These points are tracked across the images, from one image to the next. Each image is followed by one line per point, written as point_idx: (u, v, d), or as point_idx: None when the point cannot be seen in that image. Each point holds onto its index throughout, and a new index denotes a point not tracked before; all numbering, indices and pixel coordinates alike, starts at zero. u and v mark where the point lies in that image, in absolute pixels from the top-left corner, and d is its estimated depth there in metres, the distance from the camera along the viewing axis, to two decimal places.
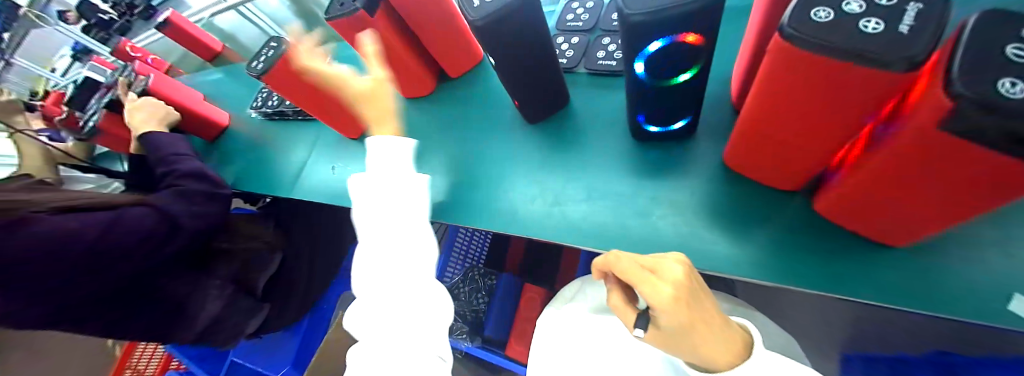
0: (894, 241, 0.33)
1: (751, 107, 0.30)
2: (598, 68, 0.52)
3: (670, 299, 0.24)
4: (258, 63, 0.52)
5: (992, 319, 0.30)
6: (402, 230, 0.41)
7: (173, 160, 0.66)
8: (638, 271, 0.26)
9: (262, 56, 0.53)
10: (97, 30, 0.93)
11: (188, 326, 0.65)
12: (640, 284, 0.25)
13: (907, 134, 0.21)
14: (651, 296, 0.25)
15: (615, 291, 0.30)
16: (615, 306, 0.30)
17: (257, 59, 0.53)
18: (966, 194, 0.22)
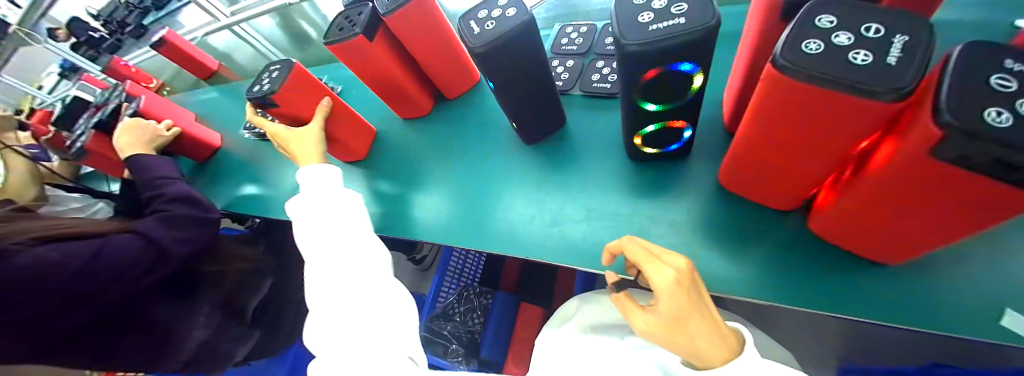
0: (888, 261, 0.33)
1: (742, 133, 0.30)
2: (593, 91, 0.52)
3: (671, 278, 0.27)
4: (262, 88, 0.50)
5: (992, 336, 0.30)
6: (365, 247, 0.44)
7: (161, 183, 0.62)
8: (646, 255, 0.30)
9: (265, 82, 0.50)
10: (86, 48, 0.90)
11: (174, 353, 0.61)
12: (647, 264, 0.29)
13: (898, 163, 0.21)
14: (654, 273, 0.28)
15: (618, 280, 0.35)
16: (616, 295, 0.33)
17: (260, 85, 0.50)
18: (957, 218, 0.22)
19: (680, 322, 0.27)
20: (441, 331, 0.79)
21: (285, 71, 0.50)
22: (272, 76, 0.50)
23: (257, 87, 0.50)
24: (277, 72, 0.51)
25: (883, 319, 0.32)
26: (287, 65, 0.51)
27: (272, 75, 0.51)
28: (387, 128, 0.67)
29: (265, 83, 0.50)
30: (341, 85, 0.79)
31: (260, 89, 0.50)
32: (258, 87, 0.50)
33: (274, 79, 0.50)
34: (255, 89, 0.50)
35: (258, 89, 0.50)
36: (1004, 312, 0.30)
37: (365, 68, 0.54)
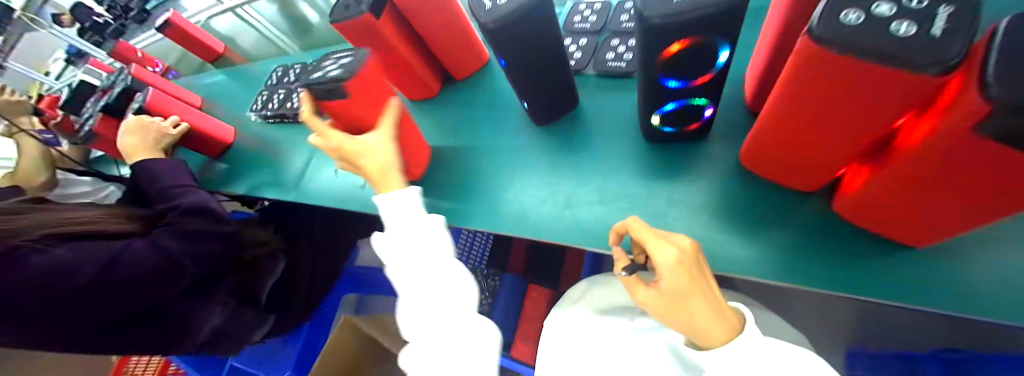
0: (915, 242, 0.32)
1: (770, 112, 0.29)
2: (607, 70, 0.51)
3: (673, 258, 0.27)
4: (329, 75, 0.41)
5: (1022, 320, 0.29)
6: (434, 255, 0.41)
7: (178, 193, 0.64)
8: (650, 234, 0.29)
9: (331, 71, 0.42)
10: (91, 34, 0.88)
11: (191, 338, 0.63)
12: (650, 243, 0.29)
13: (936, 143, 0.20)
14: (655, 252, 0.28)
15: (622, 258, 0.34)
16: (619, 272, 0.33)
17: (326, 73, 0.42)
18: (996, 199, 0.21)
19: (678, 301, 0.27)
20: None
21: (360, 60, 0.42)
22: (341, 66, 0.42)
23: (321, 76, 0.42)
24: (348, 61, 0.43)
25: (903, 302, 0.32)
26: (359, 54, 0.43)
27: (342, 65, 0.43)
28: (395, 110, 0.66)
29: (333, 71, 0.42)
30: None
31: (326, 78, 0.41)
32: (325, 76, 0.42)
33: (346, 67, 0.42)
34: (320, 78, 0.42)
35: (323, 78, 0.42)
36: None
37: (371, 47, 0.52)
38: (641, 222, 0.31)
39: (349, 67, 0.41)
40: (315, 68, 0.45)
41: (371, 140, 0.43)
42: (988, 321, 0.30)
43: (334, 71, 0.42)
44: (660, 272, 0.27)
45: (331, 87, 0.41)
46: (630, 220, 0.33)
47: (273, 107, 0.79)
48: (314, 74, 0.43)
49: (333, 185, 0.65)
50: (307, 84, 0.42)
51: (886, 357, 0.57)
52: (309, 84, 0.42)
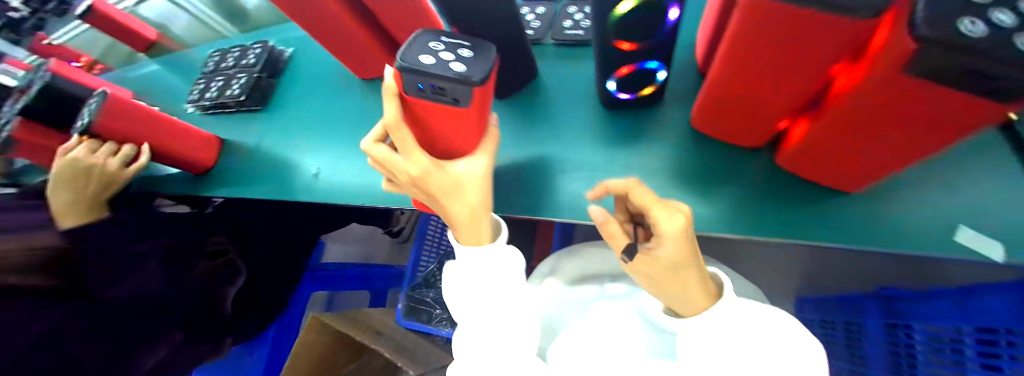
0: (848, 186, 0.34)
1: (719, 71, 0.29)
2: (565, 38, 0.50)
3: (679, 231, 0.27)
4: (455, 69, 0.25)
5: (943, 251, 0.32)
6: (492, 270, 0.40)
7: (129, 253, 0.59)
8: (656, 204, 0.29)
9: (448, 57, 0.26)
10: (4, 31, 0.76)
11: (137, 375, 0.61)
12: (659, 214, 0.28)
13: (870, 88, 0.21)
14: (664, 224, 0.27)
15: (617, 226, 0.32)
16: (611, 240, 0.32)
17: (442, 61, 0.25)
18: (920, 138, 0.22)
19: (676, 275, 0.28)
20: (424, 298, 0.80)
21: (494, 57, 0.27)
22: (468, 57, 0.26)
23: (430, 62, 0.25)
24: (465, 50, 0.27)
25: (847, 245, 0.34)
26: (483, 47, 0.28)
27: (459, 51, 0.27)
28: (347, 94, 0.66)
29: (457, 61, 0.25)
30: (293, 47, 0.75)
31: (446, 71, 0.25)
32: (453, 66, 0.25)
33: (465, 61, 0.26)
34: (427, 67, 0.25)
35: (428, 67, 0.25)
36: (954, 230, 0.32)
37: (310, 15, 0.50)
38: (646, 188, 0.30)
39: (483, 61, 0.26)
40: (418, 39, 0.27)
41: (464, 169, 0.35)
42: (914, 255, 0.32)
43: (456, 62, 0.26)
44: (661, 245, 0.27)
45: (461, 93, 0.26)
46: (631, 184, 0.31)
47: (211, 96, 0.72)
48: (423, 51, 0.26)
49: (286, 176, 0.61)
50: (420, 70, 0.25)
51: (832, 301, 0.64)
52: (419, 74, 0.25)
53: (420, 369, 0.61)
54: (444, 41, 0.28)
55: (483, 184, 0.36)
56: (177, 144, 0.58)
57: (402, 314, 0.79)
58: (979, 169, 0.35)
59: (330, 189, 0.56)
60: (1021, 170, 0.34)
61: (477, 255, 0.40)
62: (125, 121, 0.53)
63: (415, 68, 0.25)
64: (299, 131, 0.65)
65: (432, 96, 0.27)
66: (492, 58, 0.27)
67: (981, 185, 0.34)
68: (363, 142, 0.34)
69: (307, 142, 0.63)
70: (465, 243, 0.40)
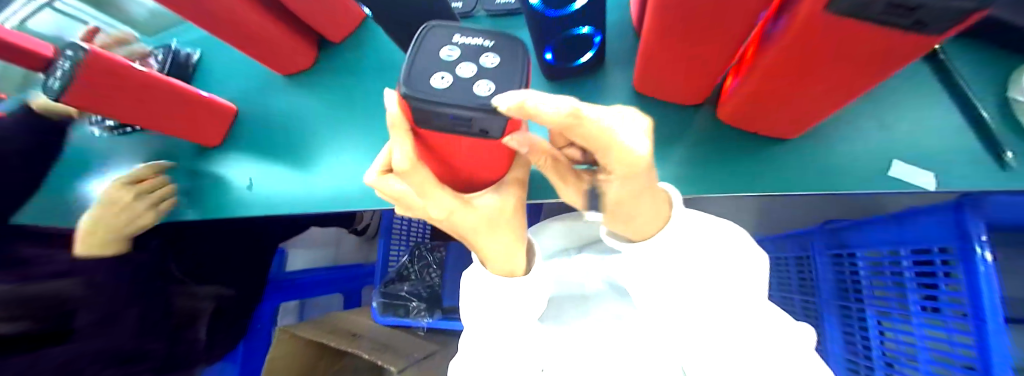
0: (788, 132, 0.35)
1: (649, 32, 0.27)
2: (496, 9, 0.48)
3: (638, 168, 0.17)
4: (481, 95, 0.14)
5: (870, 186, 0.35)
6: (514, 306, 0.31)
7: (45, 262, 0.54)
8: (613, 138, 0.15)
9: (468, 69, 0.15)
10: None
11: None
12: (615, 149, 0.15)
13: (794, 31, 0.19)
14: (619, 160, 0.16)
15: (542, 151, 0.20)
16: (549, 166, 0.21)
17: (462, 79, 0.15)
18: (851, 78, 0.22)
19: (639, 203, 0.21)
20: (400, 293, 0.81)
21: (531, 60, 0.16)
22: (498, 66, 0.15)
23: (447, 82, 0.14)
24: (492, 51, 0.16)
25: (779, 192, 0.37)
26: (516, 43, 0.16)
27: (481, 54, 0.16)
28: (272, 94, 0.60)
29: (483, 80, 0.15)
30: (199, 49, 0.68)
31: (469, 99, 0.14)
32: (479, 88, 0.15)
33: (491, 72, 0.15)
34: (437, 95, 0.14)
35: (436, 97, 0.14)
36: (891, 164, 0.35)
37: (213, 19, 0.42)
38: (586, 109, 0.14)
39: (522, 73, 0.16)
40: (422, 38, 0.16)
41: (491, 203, 0.24)
42: (843, 193, 0.35)
43: (483, 77, 0.15)
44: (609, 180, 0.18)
45: (494, 125, 0.15)
46: (565, 119, 0.13)
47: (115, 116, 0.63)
48: (428, 58, 0.15)
49: (238, 197, 0.57)
50: (424, 102, 0.14)
51: (783, 236, 0.70)
52: (427, 108, 0.14)
53: (404, 362, 0.61)
54: (457, 37, 0.16)
55: (518, 215, 0.26)
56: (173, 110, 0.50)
57: (377, 312, 0.78)
58: (904, 100, 0.36)
59: (285, 201, 0.54)
60: (945, 94, 0.36)
61: (514, 292, 0.30)
62: (108, 81, 0.43)
63: (419, 100, 0.14)
64: (233, 142, 0.60)
65: (447, 130, 0.16)
66: (528, 62, 0.16)
67: (904, 113, 0.36)
68: (368, 176, 0.25)
69: (245, 154, 0.59)
70: (496, 275, 0.30)
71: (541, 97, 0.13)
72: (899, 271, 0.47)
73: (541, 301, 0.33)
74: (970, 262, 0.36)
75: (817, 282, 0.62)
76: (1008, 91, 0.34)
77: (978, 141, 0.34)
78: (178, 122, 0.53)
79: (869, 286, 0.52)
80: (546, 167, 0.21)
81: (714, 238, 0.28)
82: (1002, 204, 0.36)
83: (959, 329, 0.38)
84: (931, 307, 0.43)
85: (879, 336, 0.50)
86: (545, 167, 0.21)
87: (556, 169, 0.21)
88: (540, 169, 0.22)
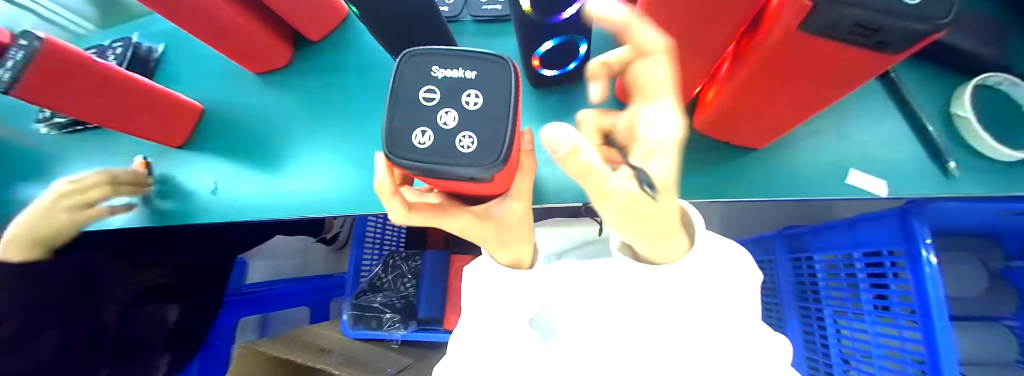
0: (758, 143, 0.38)
1: None
2: (482, 15, 0.51)
3: (672, 185, 0.15)
4: (464, 151, 0.15)
5: (827, 191, 0.38)
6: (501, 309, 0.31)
7: None
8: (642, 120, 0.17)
9: (450, 118, 0.15)
10: None
11: None
12: (640, 132, 0.16)
13: (763, 53, 0.21)
14: (659, 141, 0.15)
15: (592, 171, 0.13)
16: (590, 169, 0.13)
17: (442, 133, 0.15)
18: (819, 91, 0.24)
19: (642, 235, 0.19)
20: (372, 304, 0.76)
21: (513, 90, 0.16)
22: (478, 108, 0.16)
23: (428, 140, 0.15)
24: (472, 90, 0.16)
25: (753, 197, 0.39)
26: (500, 73, 0.17)
27: (462, 93, 0.16)
28: (241, 91, 0.57)
29: (465, 131, 0.15)
30: (163, 43, 0.65)
31: (452, 159, 0.15)
32: (461, 141, 0.15)
33: (471, 121, 0.16)
34: (419, 155, 0.15)
35: (418, 159, 0.15)
36: (847, 172, 0.38)
37: (190, 18, 0.41)
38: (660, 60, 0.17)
39: (506, 114, 0.16)
40: (399, 75, 0.16)
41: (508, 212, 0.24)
42: (803, 199, 0.38)
43: (462, 128, 0.15)
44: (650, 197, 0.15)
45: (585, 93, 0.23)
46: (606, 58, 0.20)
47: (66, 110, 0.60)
48: (409, 109, 0.16)
49: (202, 203, 0.53)
50: (409, 160, 0.15)
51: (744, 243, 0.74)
52: (415, 166, 0.15)
53: None
54: (436, 71, 0.17)
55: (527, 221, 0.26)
56: (136, 110, 0.47)
57: (348, 325, 0.74)
58: (854, 116, 0.40)
59: (252, 205, 0.51)
60: (885, 111, 0.40)
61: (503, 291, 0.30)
62: (67, 77, 0.40)
63: (405, 159, 0.15)
64: (198, 143, 0.56)
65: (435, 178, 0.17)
66: (511, 99, 0.16)
67: (851, 127, 0.40)
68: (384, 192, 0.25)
69: (210, 156, 0.55)
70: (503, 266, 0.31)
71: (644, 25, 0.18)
72: (852, 273, 0.50)
73: (525, 302, 0.33)
74: (917, 262, 0.39)
75: (778, 284, 0.66)
76: (951, 108, 0.39)
77: (925, 152, 0.38)
78: (144, 122, 0.49)
79: (825, 288, 0.55)
80: (590, 167, 0.13)
81: (722, 261, 0.26)
82: (942, 211, 0.40)
83: (909, 327, 0.41)
84: (882, 305, 0.46)
85: (837, 333, 0.53)
86: (585, 169, 0.13)
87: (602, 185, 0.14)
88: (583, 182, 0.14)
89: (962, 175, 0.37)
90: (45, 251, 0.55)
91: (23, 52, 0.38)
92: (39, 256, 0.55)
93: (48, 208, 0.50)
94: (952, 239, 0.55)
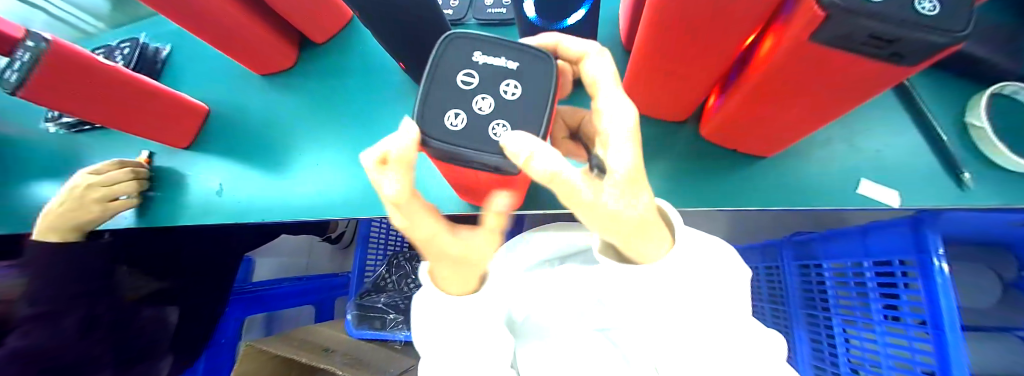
0: (765, 153, 0.38)
1: (639, 54, 0.28)
2: (487, 18, 0.51)
3: (639, 168, 0.17)
4: (494, 136, 0.17)
5: (837, 201, 0.37)
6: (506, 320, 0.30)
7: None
8: (601, 111, 0.20)
9: (485, 103, 0.18)
10: None
11: None
12: (603, 121, 0.19)
13: (774, 63, 0.21)
14: (613, 128, 0.18)
15: (552, 171, 0.15)
16: (555, 176, 0.15)
17: (476, 116, 0.17)
18: (834, 101, 0.23)
19: (629, 235, 0.19)
20: (376, 304, 0.76)
21: (550, 88, 0.19)
22: (514, 99, 0.18)
23: (461, 123, 0.17)
24: (511, 82, 0.19)
25: (762, 206, 0.38)
26: (539, 68, 0.19)
27: (502, 84, 0.19)
28: (247, 94, 0.58)
29: (499, 118, 0.18)
30: (169, 44, 0.65)
31: (481, 142, 0.17)
32: (494, 127, 0.18)
33: (506, 111, 0.18)
34: (457, 136, 0.17)
35: (454, 140, 0.17)
36: (858, 182, 0.37)
37: (197, 21, 0.41)
38: (598, 57, 0.21)
39: (539, 108, 0.18)
40: (441, 56, 0.19)
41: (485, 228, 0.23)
42: (812, 209, 0.38)
43: (498, 115, 0.18)
44: (610, 186, 0.16)
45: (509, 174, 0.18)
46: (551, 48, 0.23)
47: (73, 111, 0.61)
48: (454, 91, 0.18)
49: (209, 203, 0.54)
50: (444, 141, 0.17)
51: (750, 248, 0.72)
52: (449, 146, 0.17)
53: None
54: (478, 56, 0.19)
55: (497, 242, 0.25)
56: (143, 111, 0.47)
57: (351, 324, 0.74)
58: (864, 125, 0.39)
59: (260, 207, 0.52)
60: (896, 119, 0.39)
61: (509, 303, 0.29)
62: (77, 78, 0.41)
63: (438, 139, 0.17)
64: (204, 144, 0.57)
65: (463, 163, 0.19)
66: (547, 95, 0.18)
67: (863, 136, 0.39)
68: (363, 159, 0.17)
69: (216, 157, 0.56)
70: (451, 295, 0.26)
71: (570, 41, 0.22)
72: (862, 282, 0.49)
73: None
74: (929, 273, 0.39)
75: (785, 291, 0.65)
76: (967, 118, 0.38)
77: (938, 162, 0.37)
78: (152, 123, 0.50)
79: (834, 297, 0.54)
80: (555, 175, 0.15)
81: (727, 268, 0.26)
82: (956, 221, 0.39)
83: (920, 338, 0.41)
84: (893, 315, 0.45)
85: (846, 342, 0.53)
86: (549, 177, 0.15)
87: (572, 190, 0.15)
88: (551, 185, 0.15)
89: (976, 186, 0.36)
90: (79, 233, 0.57)
91: (31, 52, 0.38)
92: (73, 239, 0.56)
93: (79, 200, 0.52)
94: (964, 248, 0.54)
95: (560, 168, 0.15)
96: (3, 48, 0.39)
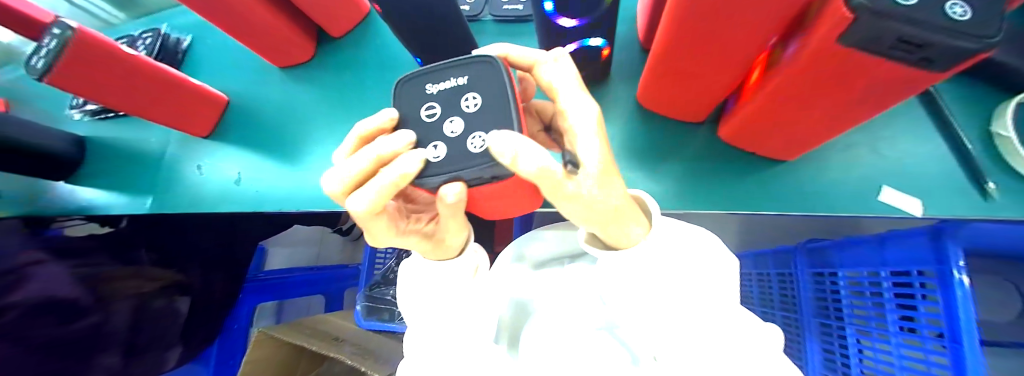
0: (786, 156, 0.37)
1: (656, 53, 0.28)
2: (503, 14, 0.51)
3: (607, 157, 0.18)
4: (475, 150, 0.18)
5: (857, 208, 0.37)
6: None
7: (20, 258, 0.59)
8: (564, 110, 0.20)
9: (456, 126, 0.19)
10: None
11: None
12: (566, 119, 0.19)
13: (796, 64, 0.20)
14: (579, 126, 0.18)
15: (540, 165, 0.14)
16: (542, 171, 0.15)
17: (452, 139, 0.19)
18: (855, 103, 0.23)
19: (607, 222, 0.20)
20: (385, 296, 0.76)
21: (505, 86, 0.19)
22: (477, 110, 0.19)
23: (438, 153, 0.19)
24: (471, 96, 0.19)
25: (782, 211, 0.38)
26: (488, 74, 0.19)
27: (462, 101, 0.20)
28: (265, 85, 0.59)
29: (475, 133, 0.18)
30: (190, 35, 0.66)
31: (466, 160, 0.18)
32: (473, 141, 0.19)
33: (478, 123, 0.19)
34: (441, 166, 0.19)
35: (443, 168, 0.19)
36: (879, 189, 0.37)
37: (217, 12, 0.42)
38: (552, 61, 0.21)
39: (504, 107, 0.18)
40: (402, 105, 0.21)
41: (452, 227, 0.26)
42: (833, 216, 0.37)
43: (472, 130, 0.19)
44: (587, 176, 0.17)
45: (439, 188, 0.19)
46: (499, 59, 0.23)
47: None
48: (425, 128, 0.20)
49: (226, 193, 0.55)
50: (432, 174, 0.19)
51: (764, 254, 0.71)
52: (429, 176, 0.19)
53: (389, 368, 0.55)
54: (431, 89, 0.21)
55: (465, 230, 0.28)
56: (162, 101, 0.49)
57: (361, 316, 0.74)
58: (883, 132, 0.39)
59: (275, 196, 0.53)
60: (917, 126, 0.39)
61: None
62: (100, 65, 0.42)
63: (427, 173, 0.19)
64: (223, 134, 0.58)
65: None
66: (504, 92, 0.18)
67: (883, 143, 0.38)
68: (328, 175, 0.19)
69: (235, 147, 0.57)
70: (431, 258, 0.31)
71: (518, 49, 0.22)
72: (878, 291, 0.48)
73: None
74: (948, 285, 0.38)
75: (799, 298, 0.64)
76: (992, 126, 0.37)
77: (962, 171, 0.36)
78: (172, 114, 0.51)
79: (848, 306, 0.53)
80: (542, 171, 0.15)
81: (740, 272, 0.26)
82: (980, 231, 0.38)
83: (937, 351, 0.40)
84: (908, 326, 0.44)
85: (859, 353, 0.52)
86: (536, 173, 0.15)
87: (556, 181, 0.16)
88: (538, 181, 0.16)
89: (1000, 198, 0.35)
90: None
91: (57, 40, 0.40)
92: None
93: None
94: (986, 261, 0.52)
95: (545, 163, 0.15)
96: (33, 34, 0.42)
